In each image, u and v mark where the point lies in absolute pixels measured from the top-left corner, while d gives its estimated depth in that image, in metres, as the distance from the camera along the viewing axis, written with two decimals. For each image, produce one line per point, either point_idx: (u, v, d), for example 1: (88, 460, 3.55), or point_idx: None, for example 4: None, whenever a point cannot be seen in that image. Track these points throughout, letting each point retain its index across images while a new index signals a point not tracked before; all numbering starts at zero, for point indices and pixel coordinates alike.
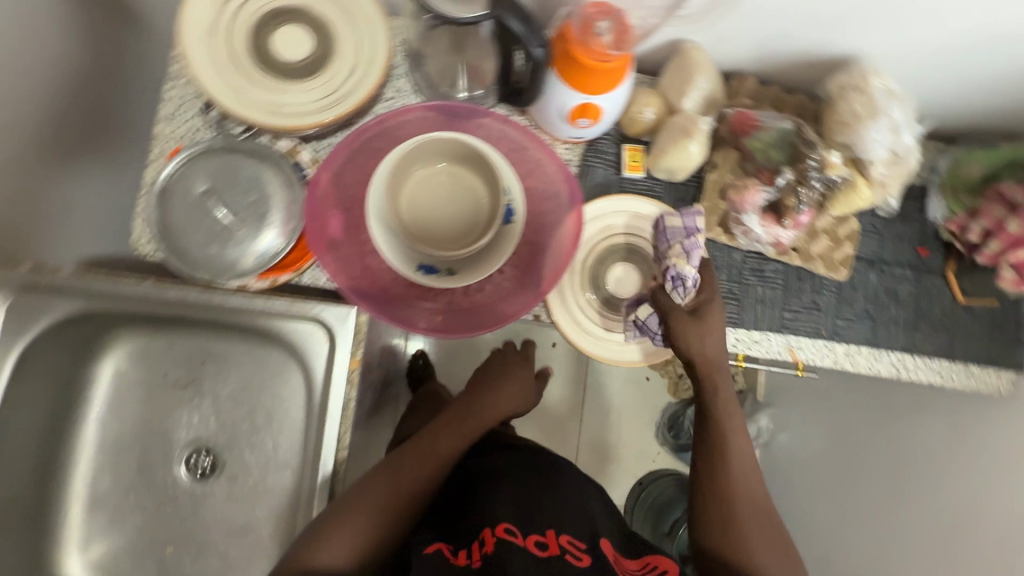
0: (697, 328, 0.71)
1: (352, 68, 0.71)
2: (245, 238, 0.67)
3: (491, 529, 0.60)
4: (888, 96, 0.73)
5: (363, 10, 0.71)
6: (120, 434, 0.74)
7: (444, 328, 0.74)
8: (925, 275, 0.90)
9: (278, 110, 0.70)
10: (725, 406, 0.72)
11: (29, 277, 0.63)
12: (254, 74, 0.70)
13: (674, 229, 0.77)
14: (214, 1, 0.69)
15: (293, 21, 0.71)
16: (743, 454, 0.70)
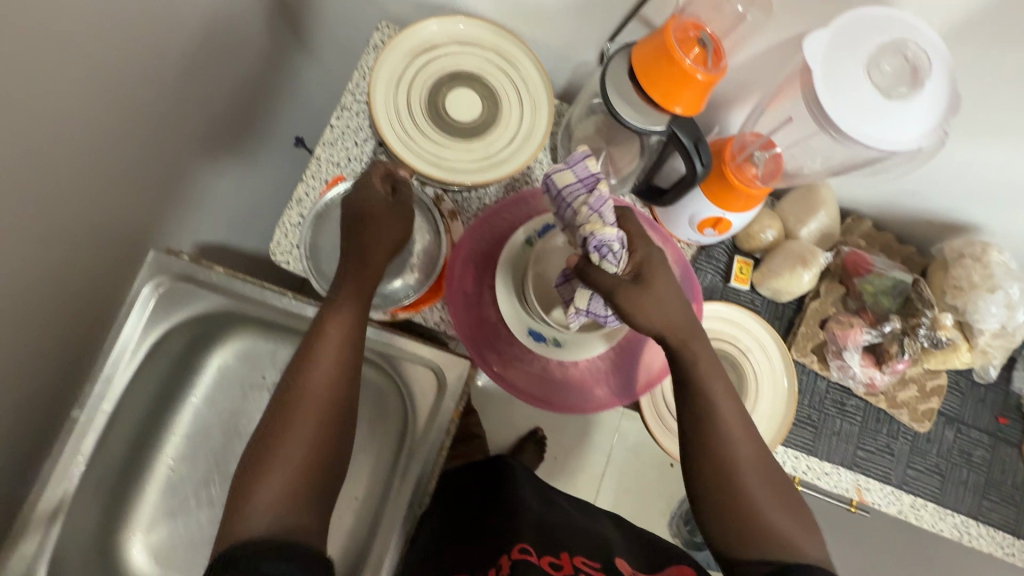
0: (643, 293, 0.55)
1: (512, 139, 0.76)
2: (386, 273, 0.73)
3: (509, 552, 0.65)
4: (1008, 274, 0.75)
5: (533, 90, 0.77)
6: (206, 427, 0.75)
7: (539, 393, 0.77)
8: (1001, 445, 0.90)
9: (439, 164, 0.75)
10: (695, 369, 0.59)
11: (188, 267, 0.66)
12: (424, 127, 0.76)
13: (572, 189, 0.54)
14: (406, 59, 0.76)
15: (468, 85, 0.77)
16: (731, 417, 0.60)
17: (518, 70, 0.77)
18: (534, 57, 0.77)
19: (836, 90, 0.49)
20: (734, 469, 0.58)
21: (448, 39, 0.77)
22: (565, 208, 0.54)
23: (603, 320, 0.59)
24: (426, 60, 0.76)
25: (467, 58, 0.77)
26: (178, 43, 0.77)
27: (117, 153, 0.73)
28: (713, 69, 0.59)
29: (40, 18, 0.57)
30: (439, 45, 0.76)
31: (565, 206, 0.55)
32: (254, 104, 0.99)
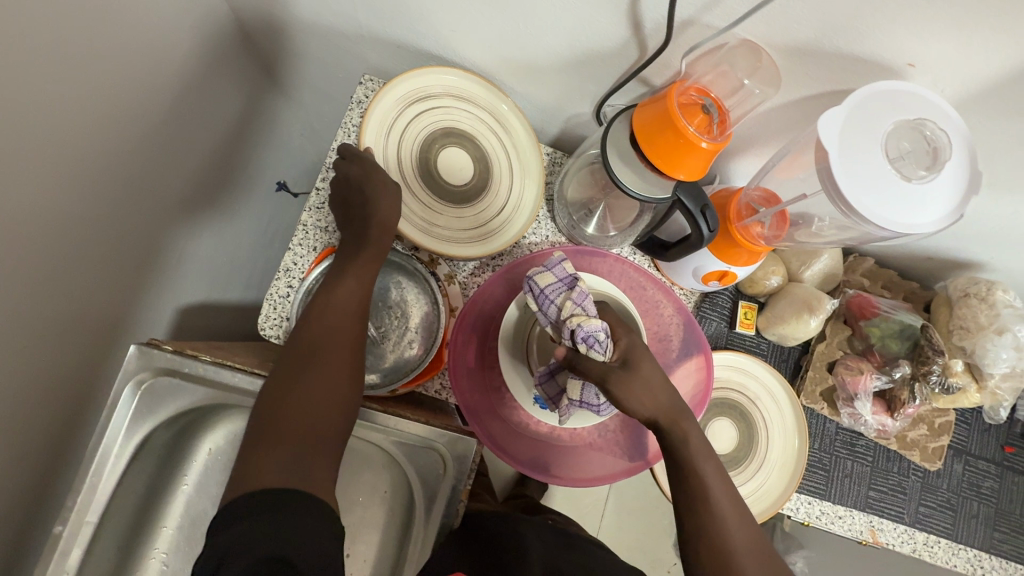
0: (633, 379, 0.57)
1: (503, 208, 0.75)
2: (385, 349, 0.70)
3: None
4: (1016, 314, 0.74)
5: (525, 155, 0.76)
6: (203, 513, 0.72)
7: (544, 466, 0.74)
8: (1009, 474, 0.90)
9: (430, 229, 0.72)
10: (685, 449, 0.59)
11: (173, 360, 0.61)
12: (415, 189, 0.73)
13: (551, 288, 0.60)
14: (397, 111, 0.72)
15: (461, 147, 0.75)
16: (723, 495, 0.59)
17: (507, 134, 0.76)
18: (526, 120, 0.76)
19: (855, 172, 0.47)
20: (724, 542, 0.57)
21: (442, 92, 0.73)
22: (549, 305, 0.60)
23: (596, 407, 0.60)
24: (418, 113, 0.73)
25: (460, 116, 0.74)
26: (146, 111, 0.71)
27: (89, 239, 0.67)
28: (717, 137, 0.57)
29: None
30: (432, 98, 0.73)
31: (549, 303, 0.60)
32: (230, 156, 0.94)
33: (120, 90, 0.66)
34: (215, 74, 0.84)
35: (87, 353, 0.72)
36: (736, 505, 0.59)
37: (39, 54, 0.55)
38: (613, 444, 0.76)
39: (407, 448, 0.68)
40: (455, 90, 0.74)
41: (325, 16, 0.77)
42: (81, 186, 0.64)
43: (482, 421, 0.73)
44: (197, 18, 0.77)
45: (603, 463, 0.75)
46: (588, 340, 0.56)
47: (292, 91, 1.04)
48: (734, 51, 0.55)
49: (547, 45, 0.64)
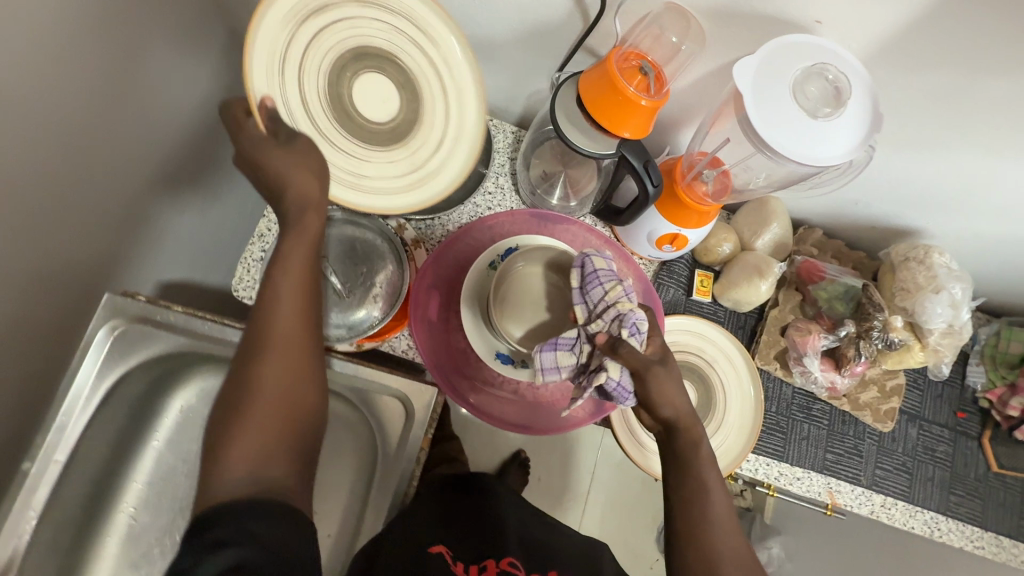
0: (667, 375, 0.55)
1: (434, 149, 0.70)
2: (348, 303, 0.72)
3: (496, 560, 0.64)
4: (950, 274, 0.78)
5: (468, 117, 0.70)
6: (171, 468, 0.74)
7: (505, 418, 0.77)
8: (962, 438, 0.92)
9: (357, 181, 0.69)
10: (697, 457, 0.58)
11: (145, 308, 0.65)
12: (323, 111, 0.66)
13: (602, 270, 0.56)
14: (302, 40, 0.64)
15: (371, 70, 0.68)
16: (721, 500, 0.58)
17: (437, 48, 0.67)
18: (481, 71, 0.70)
19: (768, 112, 0.52)
20: (711, 550, 0.56)
21: (372, 11, 0.65)
22: (596, 287, 0.55)
23: (619, 400, 0.56)
24: (331, 31, 0.64)
25: (377, 34, 0.66)
26: (125, 88, 0.76)
27: (68, 201, 0.71)
28: (655, 96, 0.62)
29: None
30: (356, 16, 0.65)
31: (597, 285, 0.55)
32: (214, 141, 0.99)
33: (102, 63, 0.71)
34: (197, 59, 0.89)
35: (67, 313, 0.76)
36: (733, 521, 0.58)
37: (28, 22, 0.61)
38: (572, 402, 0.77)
39: (368, 397, 0.72)
40: (406, 24, 0.66)
41: None
42: (57, 149, 0.68)
43: (444, 374, 0.76)
44: (183, 5, 0.83)
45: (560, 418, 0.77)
46: (633, 328, 0.53)
47: None
48: (663, 15, 0.60)
49: (501, 21, 0.70)
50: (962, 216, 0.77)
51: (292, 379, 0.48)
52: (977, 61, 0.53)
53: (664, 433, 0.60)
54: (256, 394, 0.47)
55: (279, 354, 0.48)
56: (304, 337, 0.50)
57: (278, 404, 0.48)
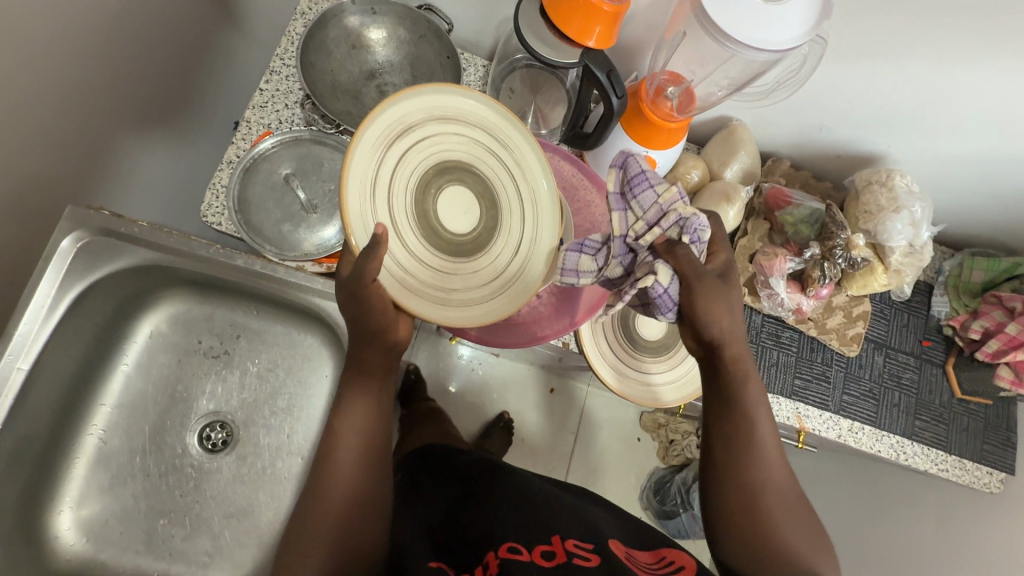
0: (721, 296, 0.51)
1: (517, 257, 0.56)
2: (317, 222, 0.71)
3: (495, 552, 0.57)
4: (910, 194, 0.80)
5: (519, 218, 0.56)
6: (141, 393, 0.74)
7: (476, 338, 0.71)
8: (927, 365, 0.94)
9: (443, 300, 0.53)
10: (743, 385, 0.55)
11: (109, 220, 0.65)
12: (418, 246, 0.53)
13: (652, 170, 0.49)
14: (387, 125, 0.51)
15: (458, 182, 0.55)
16: (768, 437, 0.55)
17: (511, 151, 0.56)
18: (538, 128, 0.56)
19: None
20: (761, 491, 0.54)
21: (459, 123, 0.54)
22: (647, 189, 0.48)
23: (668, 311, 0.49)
24: (415, 149, 0.53)
25: (492, 165, 0.56)
26: (90, 14, 0.77)
27: None
28: (617, 1, 0.63)
29: None
30: (438, 134, 0.53)
31: (646, 189, 0.48)
32: (185, 81, 0.99)
33: None
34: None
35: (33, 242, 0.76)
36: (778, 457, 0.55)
37: None
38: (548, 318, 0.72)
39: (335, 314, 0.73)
40: (480, 124, 0.55)
41: None
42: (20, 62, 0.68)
43: None
44: None
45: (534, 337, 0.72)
46: (694, 236, 0.49)
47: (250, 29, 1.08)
48: None
49: None
50: (918, 135, 0.79)
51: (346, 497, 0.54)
52: None
53: (709, 360, 0.55)
54: (320, 513, 0.54)
55: (338, 486, 0.54)
56: (349, 474, 0.55)
57: (338, 516, 0.54)
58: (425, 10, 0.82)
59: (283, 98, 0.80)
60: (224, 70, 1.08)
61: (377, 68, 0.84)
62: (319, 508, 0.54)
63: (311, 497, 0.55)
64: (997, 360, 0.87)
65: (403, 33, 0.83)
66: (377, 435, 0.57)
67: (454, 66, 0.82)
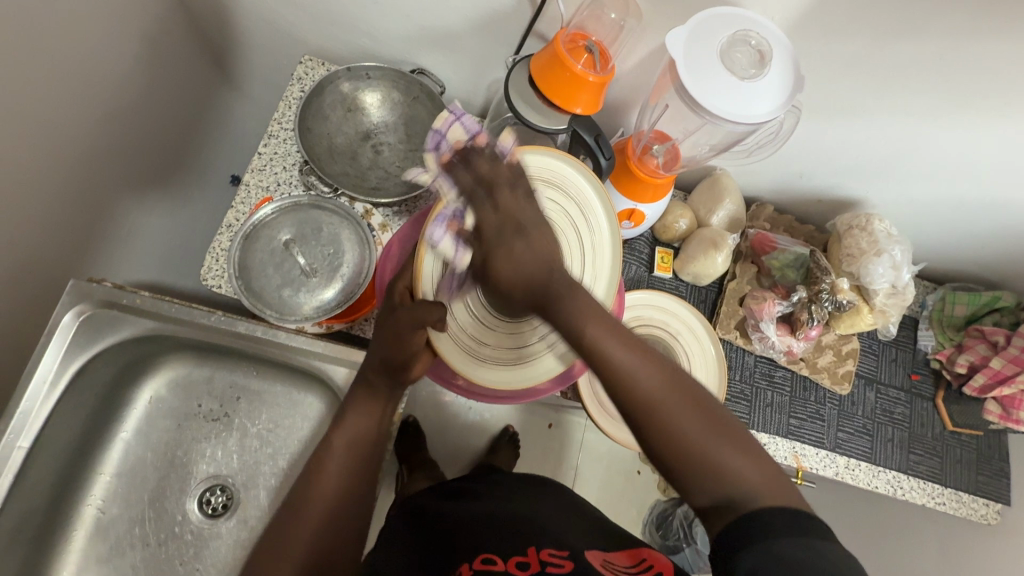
0: (506, 257, 0.48)
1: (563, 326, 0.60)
2: (317, 285, 0.73)
3: (469, 563, 0.59)
4: (890, 238, 0.83)
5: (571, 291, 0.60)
6: (142, 459, 0.75)
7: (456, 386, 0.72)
8: (918, 400, 0.95)
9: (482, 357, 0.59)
10: (574, 322, 0.47)
11: (111, 293, 0.68)
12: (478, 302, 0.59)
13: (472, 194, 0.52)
14: None
15: None
16: (623, 343, 0.47)
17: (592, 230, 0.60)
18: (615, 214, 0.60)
19: (703, 75, 0.56)
20: (649, 409, 0.46)
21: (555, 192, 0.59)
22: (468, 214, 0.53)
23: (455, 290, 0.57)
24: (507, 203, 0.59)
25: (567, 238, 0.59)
26: (98, 90, 0.79)
27: (36, 197, 0.73)
28: (601, 71, 0.66)
29: None
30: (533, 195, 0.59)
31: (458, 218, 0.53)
32: (182, 141, 1.01)
33: (72, 63, 0.73)
34: (167, 61, 0.91)
35: (31, 309, 0.76)
36: (661, 376, 0.47)
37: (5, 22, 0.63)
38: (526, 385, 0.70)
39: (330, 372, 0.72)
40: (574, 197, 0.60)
41: (267, 2, 0.86)
42: (26, 142, 0.69)
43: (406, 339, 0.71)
44: (155, 11, 0.86)
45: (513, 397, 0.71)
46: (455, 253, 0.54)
47: (244, 87, 1.10)
48: None
49: (456, 9, 0.74)
50: (892, 182, 0.82)
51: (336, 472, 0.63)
52: (887, 23, 0.59)
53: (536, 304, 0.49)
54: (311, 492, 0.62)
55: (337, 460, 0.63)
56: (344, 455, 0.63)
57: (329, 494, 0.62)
58: (418, 72, 0.85)
59: (280, 161, 0.82)
60: (220, 127, 1.11)
61: (373, 129, 0.86)
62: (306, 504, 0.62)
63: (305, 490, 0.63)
64: (985, 394, 0.88)
65: (396, 95, 0.85)
66: (366, 447, 0.64)
67: None
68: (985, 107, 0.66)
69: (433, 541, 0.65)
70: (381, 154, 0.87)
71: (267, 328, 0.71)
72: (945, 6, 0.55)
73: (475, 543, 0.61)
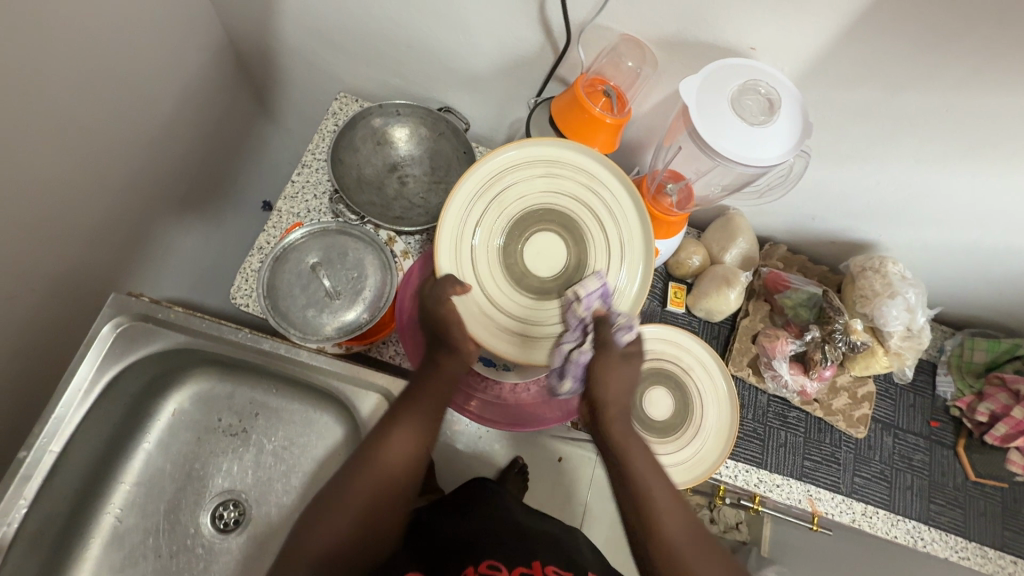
0: (609, 362, 0.58)
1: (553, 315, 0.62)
2: (340, 307, 0.76)
3: (475, 566, 0.62)
4: (904, 281, 0.84)
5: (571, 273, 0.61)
6: (161, 470, 0.77)
7: (463, 407, 0.75)
8: (938, 448, 0.93)
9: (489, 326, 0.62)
10: (632, 458, 0.58)
11: (148, 307, 0.72)
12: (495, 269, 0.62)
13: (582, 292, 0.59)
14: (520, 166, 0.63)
15: (544, 231, 0.62)
16: (659, 480, 0.58)
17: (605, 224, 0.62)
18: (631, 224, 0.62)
19: (714, 120, 0.59)
20: (665, 535, 0.56)
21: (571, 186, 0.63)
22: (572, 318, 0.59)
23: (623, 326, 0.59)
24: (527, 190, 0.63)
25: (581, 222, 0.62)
26: (153, 120, 0.86)
27: (88, 214, 0.78)
28: (618, 114, 0.70)
29: (41, 100, 0.66)
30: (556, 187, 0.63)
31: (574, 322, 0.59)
32: (220, 168, 1.08)
33: (134, 95, 0.80)
34: (213, 94, 0.99)
35: (72, 320, 0.81)
36: (693, 529, 0.57)
37: (82, 60, 0.70)
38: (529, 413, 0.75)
39: (346, 390, 0.74)
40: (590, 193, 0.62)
41: (310, 45, 0.93)
42: (86, 166, 0.76)
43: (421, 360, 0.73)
44: (208, 51, 0.93)
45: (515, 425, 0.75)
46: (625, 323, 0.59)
47: (281, 119, 1.17)
48: (620, 45, 0.69)
49: (484, 54, 0.79)
50: (906, 226, 0.83)
51: (394, 467, 0.61)
52: (892, 76, 0.61)
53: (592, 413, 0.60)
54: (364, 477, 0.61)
55: (396, 450, 0.61)
56: (400, 457, 0.61)
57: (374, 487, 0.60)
58: (444, 111, 0.90)
59: (311, 188, 0.87)
60: (255, 155, 1.18)
61: (400, 162, 0.91)
62: (335, 511, 0.60)
63: (333, 496, 0.61)
64: (1007, 444, 0.87)
65: (423, 131, 0.90)
66: (400, 476, 0.61)
67: (470, 161, 0.89)
68: (994, 157, 0.68)
69: (439, 545, 0.66)
70: (405, 185, 0.91)
71: (290, 346, 0.74)
72: (949, 62, 0.58)
73: (481, 548, 0.65)
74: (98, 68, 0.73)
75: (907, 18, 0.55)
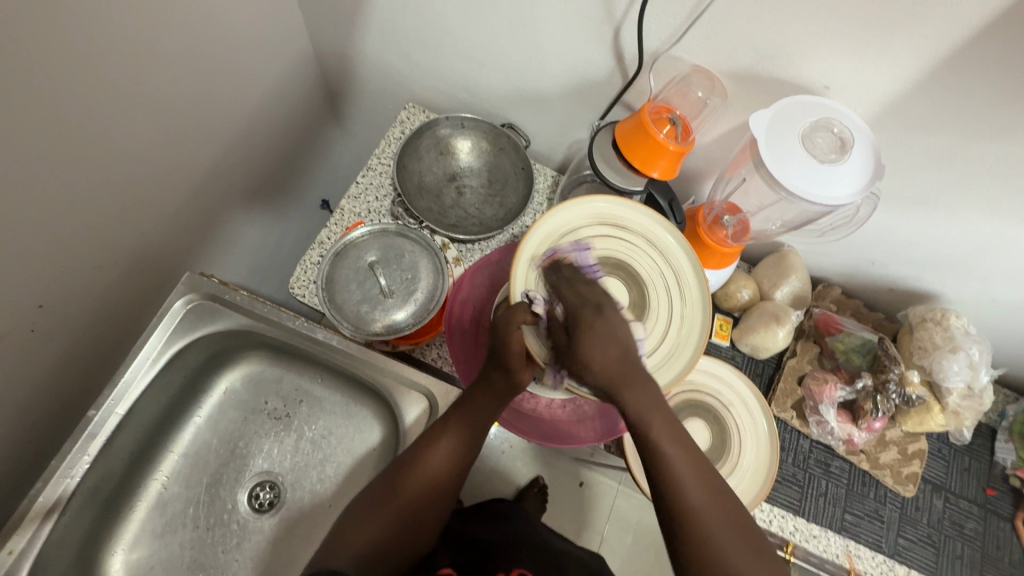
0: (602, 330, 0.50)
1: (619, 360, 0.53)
2: (391, 305, 0.78)
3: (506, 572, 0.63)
4: (967, 336, 0.81)
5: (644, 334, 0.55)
6: (208, 442, 0.81)
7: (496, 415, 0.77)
8: (993, 517, 0.87)
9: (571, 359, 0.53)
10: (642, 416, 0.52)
11: (216, 287, 0.76)
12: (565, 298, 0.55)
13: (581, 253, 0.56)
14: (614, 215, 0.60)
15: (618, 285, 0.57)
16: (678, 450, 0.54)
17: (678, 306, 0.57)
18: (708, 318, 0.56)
19: (782, 155, 0.59)
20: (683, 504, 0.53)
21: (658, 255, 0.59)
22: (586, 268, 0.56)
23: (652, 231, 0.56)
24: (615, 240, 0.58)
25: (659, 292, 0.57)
26: (238, 116, 0.92)
27: (171, 196, 0.84)
28: (682, 142, 0.71)
29: (149, 90, 0.73)
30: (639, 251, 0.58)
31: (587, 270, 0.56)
32: (290, 166, 1.14)
33: (226, 92, 0.87)
34: (293, 96, 1.05)
35: (146, 294, 0.87)
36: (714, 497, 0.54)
37: (188, 56, 0.77)
38: (561, 429, 0.76)
39: (389, 386, 0.76)
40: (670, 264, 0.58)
41: (387, 57, 0.98)
42: (177, 154, 0.82)
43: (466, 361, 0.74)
44: (294, 57, 1.00)
45: (545, 437, 0.76)
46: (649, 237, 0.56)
47: (349, 125, 1.23)
48: (691, 75, 0.71)
49: (553, 76, 0.82)
50: (972, 280, 0.80)
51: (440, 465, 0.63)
52: (972, 126, 0.60)
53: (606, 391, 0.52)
54: (413, 472, 0.62)
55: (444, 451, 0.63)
56: (447, 459, 0.63)
57: (423, 484, 0.62)
58: (508, 127, 0.93)
59: (374, 190, 0.90)
60: (321, 156, 1.24)
61: (460, 172, 0.94)
62: (377, 509, 0.61)
63: (383, 491, 0.62)
64: None
65: (485, 144, 0.93)
66: (446, 481, 0.63)
67: (528, 176, 0.91)
68: None
69: (466, 545, 0.69)
70: (463, 195, 0.94)
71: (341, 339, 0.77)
72: None
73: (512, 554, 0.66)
74: (200, 65, 0.79)
75: (995, 69, 0.54)
